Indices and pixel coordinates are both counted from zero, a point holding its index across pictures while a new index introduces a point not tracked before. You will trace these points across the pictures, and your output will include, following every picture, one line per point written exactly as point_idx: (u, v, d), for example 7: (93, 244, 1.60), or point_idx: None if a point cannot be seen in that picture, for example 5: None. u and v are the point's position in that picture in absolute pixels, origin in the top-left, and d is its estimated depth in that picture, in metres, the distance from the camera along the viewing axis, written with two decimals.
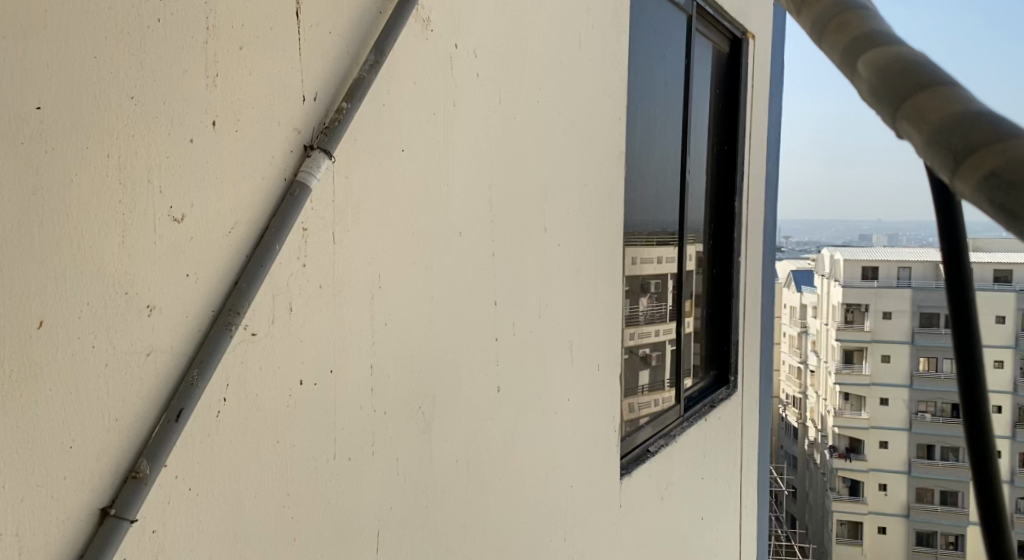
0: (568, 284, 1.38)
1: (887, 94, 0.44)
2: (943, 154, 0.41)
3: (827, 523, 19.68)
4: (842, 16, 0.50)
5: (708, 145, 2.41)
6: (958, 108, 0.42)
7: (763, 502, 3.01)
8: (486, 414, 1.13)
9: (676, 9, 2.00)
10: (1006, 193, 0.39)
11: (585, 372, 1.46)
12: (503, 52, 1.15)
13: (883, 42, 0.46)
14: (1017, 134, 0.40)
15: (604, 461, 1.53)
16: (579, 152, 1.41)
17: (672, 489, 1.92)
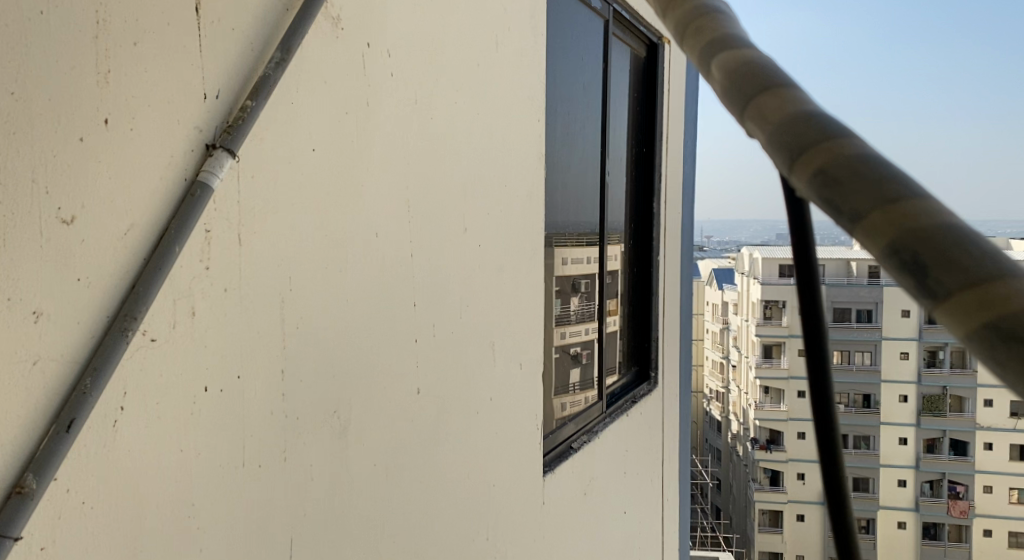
0: (489, 283, 1.38)
1: (735, 93, 0.42)
2: (780, 152, 0.40)
3: (748, 515, 20.28)
4: (699, 18, 0.48)
5: (628, 148, 2.45)
6: (795, 109, 0.40)
7: (685, 493, 3.08)
8: (404, 418, 1.12)
9: (592, 12, 2.03)
10: (830, 189, 0.37)
11: (507, 370, 1.46)
12: (414, 50, 1.14)
13: (737, 43, 0.45)
14: (850, 135, 0.38)
15: (526, 459, 1.54)
16: (500, 155, 1.42)
17: (596, 484, 1.95)
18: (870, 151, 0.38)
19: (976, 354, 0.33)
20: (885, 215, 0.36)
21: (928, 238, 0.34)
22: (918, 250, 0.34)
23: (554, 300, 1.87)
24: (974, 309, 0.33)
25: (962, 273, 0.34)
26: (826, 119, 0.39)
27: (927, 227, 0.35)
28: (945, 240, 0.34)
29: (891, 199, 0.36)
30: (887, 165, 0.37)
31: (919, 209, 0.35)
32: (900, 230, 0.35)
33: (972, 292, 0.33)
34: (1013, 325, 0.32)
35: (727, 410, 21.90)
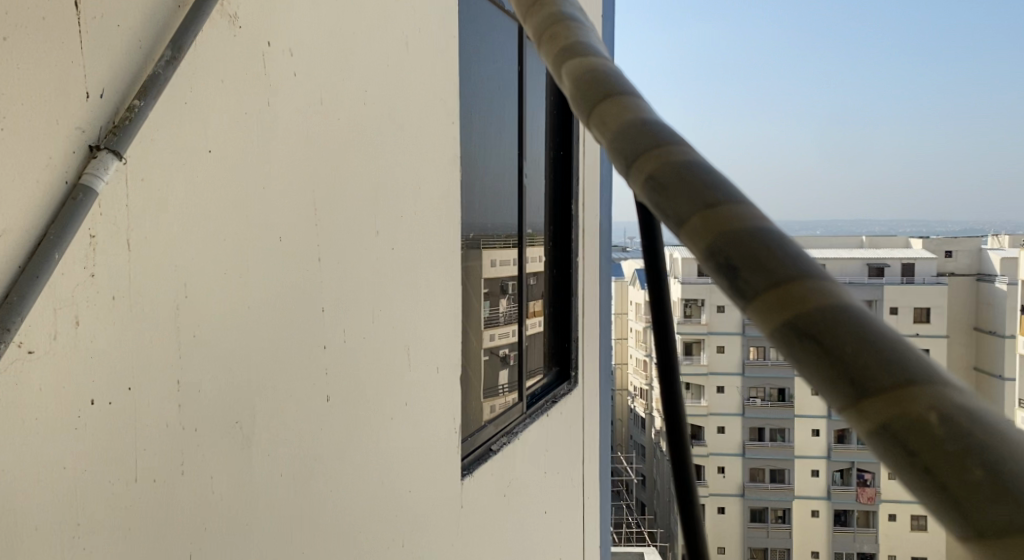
0: (402, 286, 1.36)
1: (580, 100, 0.45)
2: (618, 157, 0.42)
3: (671, 510, 20.75)
4: (555, 25, 0.50)
5: (546, 152, 2.46)
6: (632, 117, 0.43)
7: (606, 491, 3.12)
8: (314, 425, 1.09)
9: (505, 16, 2.04)
10: (658, 193, 0.40)
11: (421, 374, 1.44)
12: (321, 51, 1.12)
13: (589, 53, 0.47)
14: (674, 143, 0.41)
15: (444, 462, 1.53)
16: (415, 155, 1.41)
17: (517, 485, 1.96)
18: (692, 159, 0.40)
19: (775, 347, 0.35)
20: (706, 220, 0.38)
21: (737, 240, 0.37)
22: (729, 253, 0.37)
23: (482, 303, 1.92)
24: (775, 306, 0.35)
25: (768, 274, 0.36)
26: (663, 133, 0.42)
27: (742, 228, 0.37)
28: (756, 244, 0.37)
29: (709, 204, 0.38)
30: (711, 172, 0.40)
31: (737, 210, 0.38)
32: (717, 230, 0.37)
33: (772, 286, 0.35)
34: (805, 321, 0.34)
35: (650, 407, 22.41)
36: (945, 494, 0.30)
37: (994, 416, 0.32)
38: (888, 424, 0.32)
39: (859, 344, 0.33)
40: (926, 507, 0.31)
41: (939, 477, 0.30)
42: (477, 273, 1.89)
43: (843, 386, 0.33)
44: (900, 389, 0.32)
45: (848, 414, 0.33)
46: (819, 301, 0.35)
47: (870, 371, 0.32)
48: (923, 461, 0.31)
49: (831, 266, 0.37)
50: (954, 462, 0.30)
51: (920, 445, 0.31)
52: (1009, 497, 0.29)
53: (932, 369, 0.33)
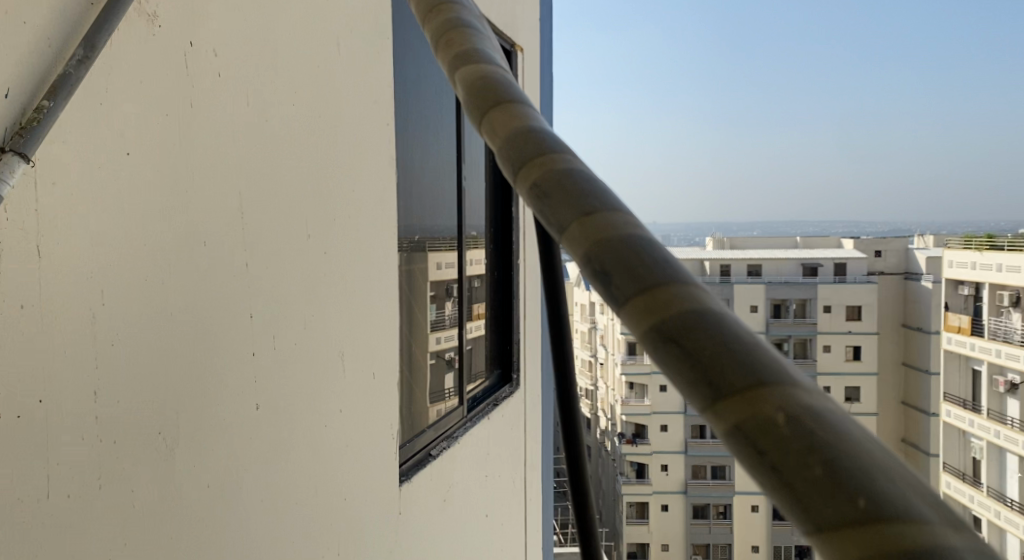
0: (336, 290, 1.34)
1: (476, 105, 0.57)
2: (510, 159, 0.53)
3: (617, 509, 21.01)
4: (454, 33, 0.65)
5: (486, 156, 2.45)
6: (521, 124, 0.54)
7: (548, 494, 3.13)
8: (243, 434, 1.07)
9: None
10: (542, 200, 0.50)
11: (356, 381, 1.41)
12: (245, 50, 1.09)
13: (478, 58, 0.61)
14: (553, 152, 0.51)
15: (381, 469, 1.51)
16: (348, 156, 1.39)
17: (457, 489, 1.93)
18: (569, 165, 0.51)
19: (643, 349, 0.42)
20: (583, 226, 0.47)
21: (615, 248, 0.45)
22: (606, 259, 0.45)
23: (429, 307, 1.98)
24: (644, 310, 0.43)
25: (637, 280, 0.44)
26: (559, 152, 0.52)
27: (615, 236, 0.46)
28: (628, 250, 0.45)
29: (588, 211, 0.48)
30: (585, 182, 0.50)
31: (607, 216, 0.47)
32: (597, 236, 0.46)
33: (640, 292, 0.43)
34: (665, 324, 0.42)
35: (597, 407, 22.69)
36: (786, 486, 0.36)
37: (834, 412, 0.38)
38: (740, 423, 0.38)
39: (716, 348, 0.40)
40: (771, 498, 0.38)
41: (781, 470, 0.37)
42: (421, 277, 1.94)
43: (701, 387, 0.40)
44: (751, 390, 0.39)
45: (708, 414, 0.40)
46: (679, 307, 0.42)
47: (724, 375, 0.39)
48: (768, 458, 0.37)
49: (694, 277, 0.44)
50: (796, 456, 0.36)
51: (766, 444, 0.37)
52: (829, 481, 0.35)
53: (781, 373, 0.39)
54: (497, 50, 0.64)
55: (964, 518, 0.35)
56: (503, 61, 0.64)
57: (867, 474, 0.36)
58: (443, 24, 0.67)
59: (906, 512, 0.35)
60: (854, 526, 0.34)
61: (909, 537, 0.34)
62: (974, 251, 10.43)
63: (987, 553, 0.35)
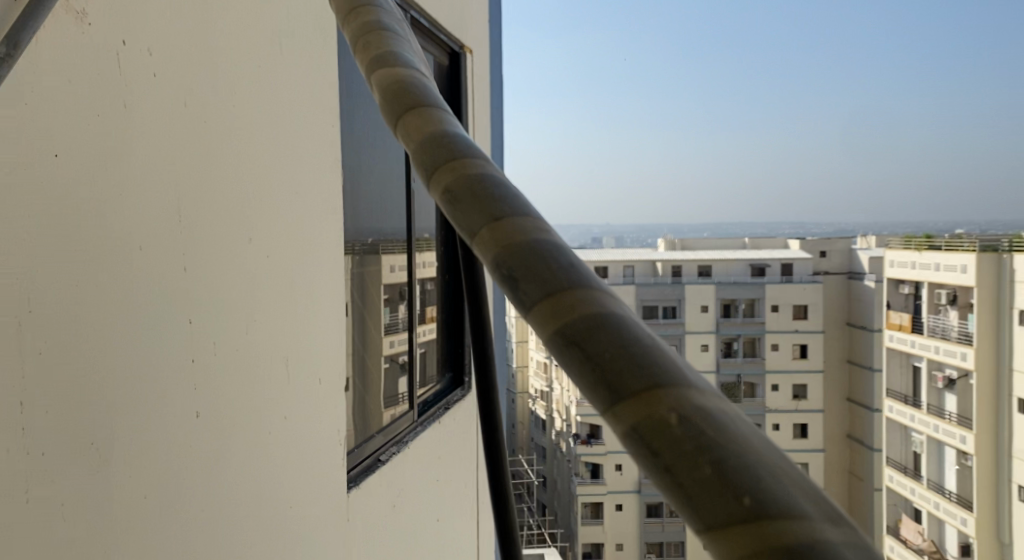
0: (279, 295, 1.32)
1: (391, 107, 0.58)
2: (423, 163, 0.53)
3: (571, 510, 21.09)
4: (372, 34, 0.65)
5: None
6: (434, 130, 0.55)
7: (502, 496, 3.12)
8: (184, 442, 1.05)
9: None
10: (453, 203, 0.50)
11: (303, 386, 1.39)
12: (183, 52, 1.07)
13: (394, 61, 0.62)
14: (468, 158, 0.52)
15: (329, 474, 1.48)
16: (293, 158, 1.38)
17: (408, 494, 1.91)
18: (481, 172, 0.51)
19: (548, 354, 0.43)
20: (493, 232, 0.48)
21: (524, 255, 0.46)
22: (513, 265, 0.46)
23: (382, 310, 2.00)
24: (549, 316, 0.44)
25: (544, 287, 0.44)
26: (472, 158, 0.53)
27: (524, 243, 0.47)
28: (534, 256, 0.46)
29: (497, 218, 0.48)
30: (498, 187, 0.50)
31: (516, 222, 0.48)
32: (507, 240, 0.47)
33: (546, 297, 0.44)
34: (571, 329, 0.42)
35: (550, 408, 22.74)
36: (679, 487, 0.37)
37: (723, 412, 0.39)
38: (635, 425, 0.39)
39: (616, 351, 0.41)
40: (667, 497, 0.38)
41: (672, 470, 0.37)
42: (373, 281, 1.95)
43: (601, 388, 0.41)
44: (647, 392, 0.39)
45: (607, 417, 0.40)
46: (582, 313, 0.43)
47: (623, 378, 0.40)
48: (663, 458, 0.38)
49: (598, 282, 0.45)
50: (688, 456, 0.37)
51: (659, 445, 0.38)
52: (717, 481, 0.36)
53: (677, 375, 0.40)
54: (415, 52, 0.65)
55: (841, 511, 0.36)
56: (420, 62, 0.65)
57: (752, 474, 0.36)
58: (360, 25, 0.67)
59: (788, 508, 0.35)
60: (738, 521, 0.35)
61: (788, 533, 0.35)
62: (914, 251, 10.76)
63: (863, 547, 0.35)
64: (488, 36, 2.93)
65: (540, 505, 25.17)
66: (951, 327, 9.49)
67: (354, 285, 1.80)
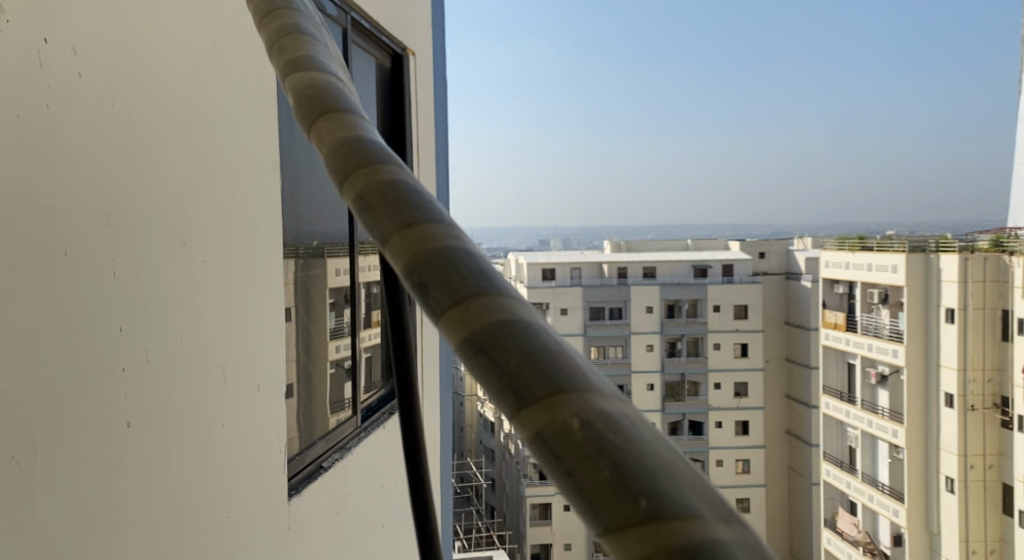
0: (216, 300, 1.29)
1: (303, 108, 0.61)
2: (336, 164, 0.56)
3: (518, 511, 21.14)
4: (289, 41, 0.69)
5: None
6: (346, 133, 0.58)
7: (447, 496, 3.10)
8: (114, 453, 1.01)
9: (332, 21, 1.84)
10: (364, 208, 0.54)
11: (240, 392, 1.36)
12: (111, 52, 1.04)
13: (310, 66, 0.65)
14: (379, 162, 0.56)
15: (269, 481, 1.45)
16: (229, 159, 1.35)
17: (351, 502, 1.88)
18: (389, 177, 0.55)
19: (458, 356, 0.47)
20: (405, 238, 0.52)
21: (432, 262, 0.50)
22: (422, 273, 0.50)
23: (327, 314, 1.99)
24: (457, 322, 0.48)
25: (452, 294, 0.49)
26: (384, 162, 0.57)
27: (436, 248, 0.51)
28: (444, 265, 0.50)
29: (409, 224, 0.52)
30: (409, 194, 0.54)
31: (423, 227, 0.52)
32: (417, 249, 0.51)
33: (453, 303, 0.48)
34: (477, 335, 0.47)
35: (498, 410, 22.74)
36: (579, 489, 0.42)
37: (623, 416, 0.45)
38: (541, 432, 0.44)
39: (522, 359, 0.46)
40: (568, 497, 0.43)
41: (574, 474, 0.42)
42: (319, 286, 1.94)
43: (509, 395, 0.45)
44: (550, 397, 0.44)
45: (517, 422, 0.45)
46: (488, 319, 0.47)
47: (528, 385, 0.45)
48: (566, 463, 0.43)
49: (505, 287, 0.50)
50: (588, 462, 0.42)
51: (562, 449, 0.43)
52: (615, 483, 0.41)
53: (580, 384, 0.45)
54: (329, 57, 0.69)
55: (732, 513, 0.41)
56: (334, 65, 0.68)
57: (649, 475, 0.42)
58: (279, 29, 0.70)
59: (684, 509, 0.41)
60: (633, 521, 0.40)
61: (677, 532, 0.40)
62: (848, 251, 11.05)
63: (753, 546, 0.41)
64: (431, 37, 2.91)
65: (488, 506, 25.15)
66: (883, 325, 9.77)
67: (296, 289, 1.78)
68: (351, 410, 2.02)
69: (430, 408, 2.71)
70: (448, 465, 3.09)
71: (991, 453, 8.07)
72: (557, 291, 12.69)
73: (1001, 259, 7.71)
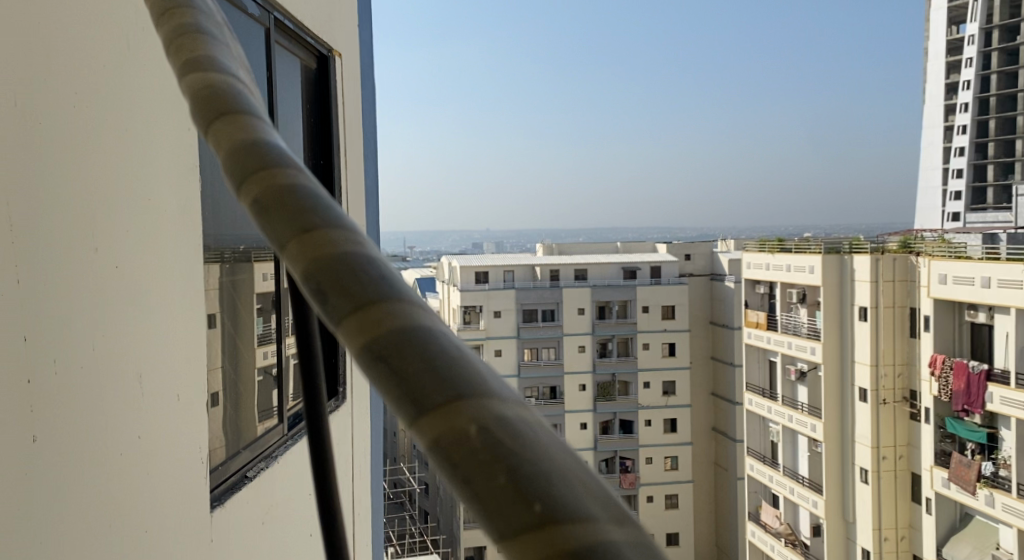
0: (129, 307, 1.24)
1: (203, 109, 0.66)
2: (235, 168, 0.62)
3: (450, 517, 21.04)
4: (189, 39, 0.73)
5: (305, 161, 2.34)
6: (245, 136, 0.64)
7: (377, 505, 3.04)
8: (18, 469, 0.97)
9: (253, 21, 1.79)
10: (262, 212, 0.59)
11: (157, 402, 1.31)
12: (12, 47, 0.99)
13: (206, 65, 0.69)
14: (276, 168, 0.62)
15: (190, 495, 1.40)
16: (142, 158, 1.30)
17: (276, 512, 1.82)
18: (284, 181, 0.61)
19: (356, 362, 0.52)
20: (299, 243, 0.57)
21: (330, 270, 0.56)
22: (320, 280, 0.56)
23: (254, 320, 1.95)
24: (356, 329, 0.53)
25: (351, 300, 0.55)
26: (281, 166, 0.62)
27: (332, 254, 0.57)
28: (341, 272, 0.56)
29: (306, 229, 0.58)
30: (307, 198, 0.60)
31: (321, 230, 0.58)
32: (314, 255, 0.57)
33: (354, 310, 0.54)
34: (375, 343, 0.52)
35: None
36: (475, 495, 0.47)
37: (512, 416, 0.50)
38: (438, 438, 0.49)
39: (419, 366, 0.51)
40: (466, 502, 0.48)
41: (471, 481, 0.47)
42: (246, 289, 1.90)
43: (404, 401, 0.50)
44: (448, 405, 0.50)
45: (413, 427, 0.50)
46: (387, 326, 0.53)
47: (425, 393, 0.50)
48: (462, 471, 0.48)
49: (406, 293, 0.56)
50: (481, 466, 0.47)
51: (458, 455, 0.48)
52: (512, 490, 0.47)
53: (475, 386, 0.51)
54: (229, 58, 0.73)
55: (624, 517, 0.47)
56: (231, 63, 0.73)
57: (545, 482, 0.47)
58: (178, 28, 0.75)
59: (576, 515, 0.46)
60: (527, 529, 0.45)
61: (570, 534, 0.45)
62: (769, 253, 11.38)
63: (643, 547, 0.47)
64: (357, 39, 2.88)
65: (421, 511, 24.96)
66: (802, 324, 10.09)
67: (220, 297, 1.74)
68: (278, 418, 1.98)
69: (360, 415, 2.64)
70: (379, 472, 3.04)
71: (901, 444, 8.47)
72: (489, 294, 12.68)
73: (910, 259, 8.15)
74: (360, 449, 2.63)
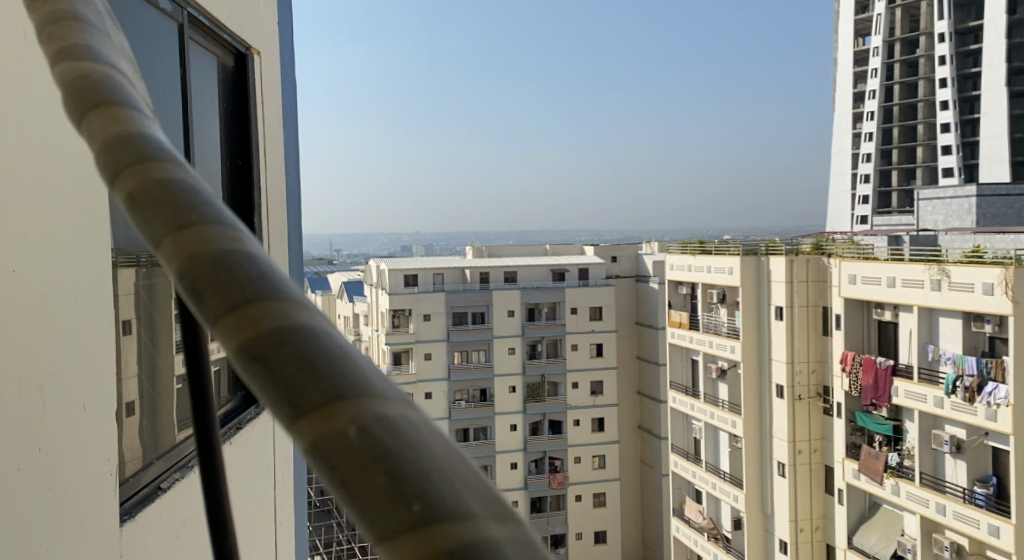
0: (29, 315, 1.18)
1: (77, 100, 0.68)
2: (110, 163, 0.65)
3: None
4: (62, 30, 0.75)
5: (222, 160, 2.27)
6: (121, 130, 0.67)
7: (301, 516, 2.95)
8: None
9: (165, 16, 1.73)
10: (136, 206, 0.63)
11: (61, 412, 1.25)
12: None
13: (83, 57, 0.72)
14: (153, 164, 0.66)
15: (98, 508, 1.34)
16: (43, 158, 1.24)
17: (192, 524, 1.75)
18: (161, 178, 0.65)
19: (235, 360, 0.57)
20: (175, 241, 0.61)
21: (206, 269, 0.60)
22: (197, 280, 0.60)
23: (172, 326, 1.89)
24: (234, 328, 0.58)
25: (227, 301, 0.59)
26: (158, 162, 0.66)
27: (209, 251, 0.61)
28: (218, 272, 0.60)
29: (181, 226, 0.62)
30: (185, 196, 0.64)
31: (199, 226, 0.63)
32: (189, 252, 0.61)
33: (230, 309, 0.58)
34: (254, 344, 0.57)
35: None
36: (352, 494, 0.53)
37: (389, 413, 0.56)
38: (317, 438, 0.54)
39: (297, 365, 0.56)
40: (345, 500, 0.53)
41: (353, 484, 0.53)
42: (163, 295, 1.84)
43: (284, 404, 0.55)
44: (328, 406, 0.55)
45: (291, 427, 0.55)
46: (268, 324, 0.58)
47: (306, 395, 0.55)
48: (340, 473, 0.53)
49: (288, 293, 0.61)
50: (363, 463, 0.53)
51: (336, 456, 0.53)
52: (391, 491, 0.52)
53: (353, 388, 0.56)
54: (107, 49, 0.76)
55: (503, 515, 0.53)
56: (111, 53, 0.76)
57: (425, 481, 0.53)
58: (52, 19, 0.77)
59: (459, 512, 0.52)
60: (406, 528, 0.51)
61: (452, 531, 0.51)
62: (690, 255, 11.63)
63: (522, 541, 0.53)
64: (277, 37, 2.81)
65: None
66: (722, 324, 10.35)
67: (138, 302, 1.70)
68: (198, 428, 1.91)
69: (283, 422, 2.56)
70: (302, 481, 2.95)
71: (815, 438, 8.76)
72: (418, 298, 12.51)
73: (822, 261, 8.45)
74: (282, 457, 2.55)
